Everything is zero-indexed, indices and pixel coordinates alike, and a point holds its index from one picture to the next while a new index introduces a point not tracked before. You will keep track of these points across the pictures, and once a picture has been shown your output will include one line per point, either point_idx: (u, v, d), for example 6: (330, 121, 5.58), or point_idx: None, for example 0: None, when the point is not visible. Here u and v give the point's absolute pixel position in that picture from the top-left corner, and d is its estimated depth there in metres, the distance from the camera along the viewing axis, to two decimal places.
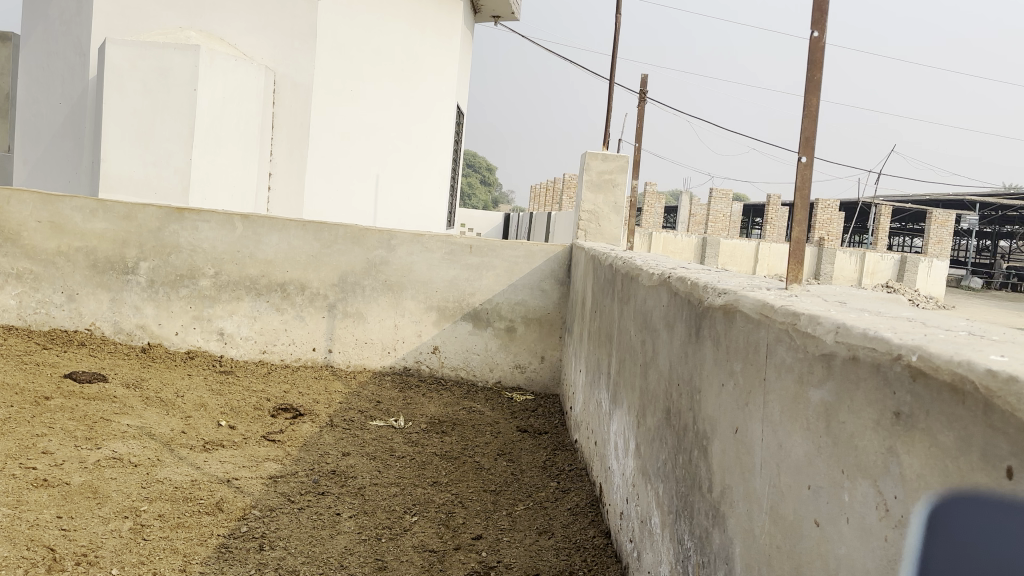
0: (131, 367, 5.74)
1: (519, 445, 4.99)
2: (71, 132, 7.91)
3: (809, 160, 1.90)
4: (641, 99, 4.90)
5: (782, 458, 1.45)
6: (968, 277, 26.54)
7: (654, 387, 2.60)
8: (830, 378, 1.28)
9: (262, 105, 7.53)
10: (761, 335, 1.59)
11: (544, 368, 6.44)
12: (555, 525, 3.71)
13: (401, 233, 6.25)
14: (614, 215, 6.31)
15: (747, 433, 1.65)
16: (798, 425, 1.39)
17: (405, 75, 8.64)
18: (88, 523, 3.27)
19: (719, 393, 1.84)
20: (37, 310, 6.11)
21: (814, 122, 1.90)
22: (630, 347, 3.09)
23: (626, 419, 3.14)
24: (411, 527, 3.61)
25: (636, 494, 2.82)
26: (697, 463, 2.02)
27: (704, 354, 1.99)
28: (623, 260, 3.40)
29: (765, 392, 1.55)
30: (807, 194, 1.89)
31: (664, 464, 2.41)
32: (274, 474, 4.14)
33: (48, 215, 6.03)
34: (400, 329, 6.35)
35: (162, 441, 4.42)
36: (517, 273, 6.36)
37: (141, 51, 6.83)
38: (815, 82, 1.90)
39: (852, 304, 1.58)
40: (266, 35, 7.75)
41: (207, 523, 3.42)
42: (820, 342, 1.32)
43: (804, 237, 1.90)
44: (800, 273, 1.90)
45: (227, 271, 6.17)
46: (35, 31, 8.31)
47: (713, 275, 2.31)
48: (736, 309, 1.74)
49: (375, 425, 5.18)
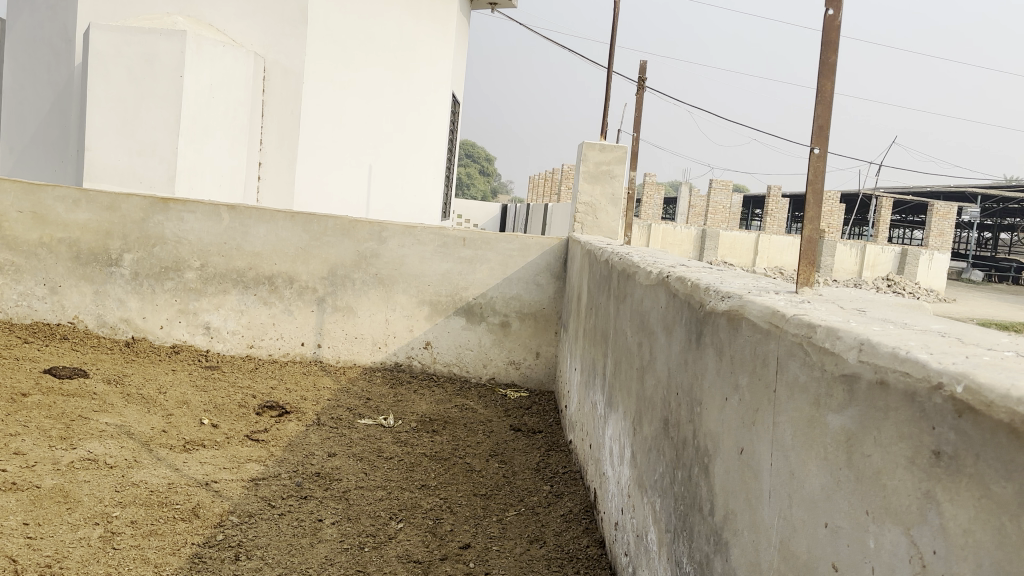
0: (113, 362, 5.56)
1: (511, 446, 4.83)
2: (57, 120, 7.71)
3: (822, 151, 1.73)
4: (640, 87, 4.71)
5: (794, 487, 1.29)
6: (968, 270, 26.47)
7: (651, 393, 2.43)
8: (852, 404, 1.12)
9: (250, 93, 7.34)
10: (770, 347, 1.42)
11: (539, 364, 6.27)
12: (548, 533, 3.55)
13: (392, 225, 6.07)
14: (611, 208, 6.14)
15: (752, 453, 1.48)
16: (814, 453, 1.22)
17: (399, 63, 8.43)
18: (56, 530, 3.11)
19: (722, 408, 1.67)
20: (18, 303, 5.93)
21: (828, 109, 1.73)
22: (625, 349, 2.92)
23: (621, 425, 2.97)
24: (396, 535, 3.45)
25: (632, 506, 2.66)
26: (697, 482, 1.86)
27: (705, 363, 1.82)
28: (620, 257, 3.23)
29: (774, 411, 1.38)
30: (820, 189, 1.72)
31: (661, 478, 2.24)
32: (255, 476, 3.97)
33: (29, 206, 5.84)
34: (391, 323, 6.18)
35: (140, 441, 4.25)
36: (512, 266, 6.19)
37: (126, 36, 6.62)
38: (829, 65, 1.73)
39: (872, 312, 1.41)
40: (256, 21, 7.54)
41: (181, 530, 3.26)
42: (841, 360, 1.15)
43: (816, 236, 1.73)
44: (813, 275, 1.73)
45: (214, 263, 6.00)
46: (21, 16, 8.09)
47: (715, 275, 2.14)
48: (742, 315, 1.57)
49: (364, 424, 5.01)
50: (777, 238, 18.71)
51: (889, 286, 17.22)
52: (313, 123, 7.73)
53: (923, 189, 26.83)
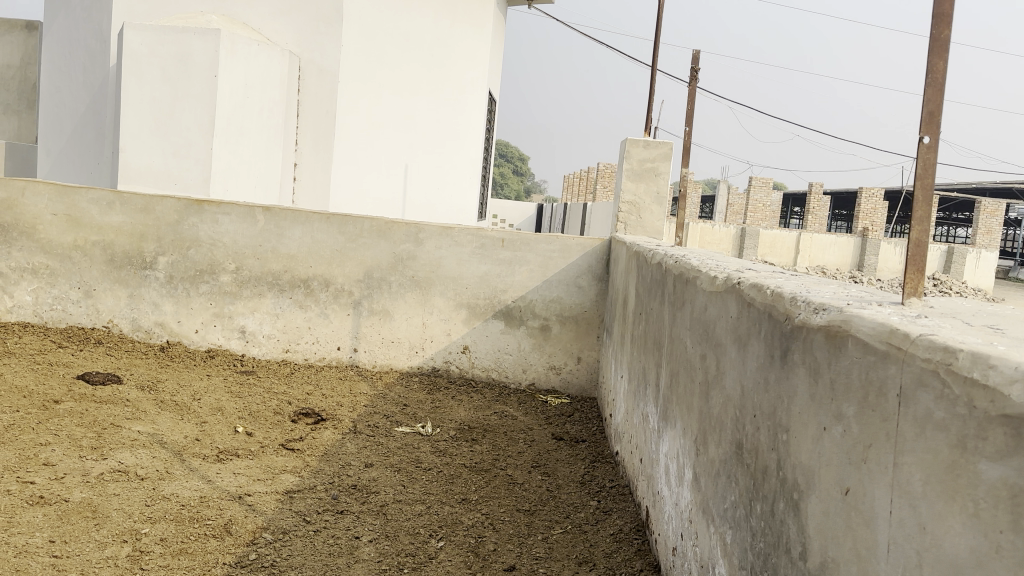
0: (147, 368, 5.46)
1: (555, 456, 4.62)
2: (93, 121, 7.67)
3: (933, 141, 1.49)
4: (690, 81, 4.47)
5: (926, 543, 1.06)
6: (1017, 269, 25.70)
7: (719, 412, 2.20)
8: (1019, 453, 0.90)
9: (285, 92, 7.25)
10: (889, 373, 1.19)
11: (581, 369, 6.05)
12: (597, 554, 3.34)
13: (429, 226, 5.90)
14: (656, 206, 5.89)
15: (863, 497, 1.26)
16: (955, 507, 1.00)
17: (436, 61, 8.26)
18: (83, 548, 2.98)
19: (817, 439, 1.45)
20: (53, 307, 5.86)
21: (938, 93, 1.50)
22: (685, 360, 2.69)
23: (679, 441, 2.75)
24: (437, 554, 3.26)
25: (695, 532, 2.44)
26: (783, 520, 1.63)
27: (794, 385, 1.59)
28: (676, 260, 3.01)
29: (895, 449, 1.16)
30: (929, 185, 1.50)
31: (733, 508, 2.01)
32: (290, 488, 3.82)
33: (64, 208, 5.79)
34: (428, 327, 6.01)
35: (173, 451, 4.12)
36: (552, 269, 5.98)
37: (160, 36, 6.53)
38: (942, 42, 1.50)
39: (1011, 332, 1.19)
40: (291, 19, 7.43)
41: (212, 549, 3.11)
42: (1000, 397, 0.93)
43: (925, 239, 1.50)
44: (921, 285, 1.51)
45: (249, 266, 5.88)
46: (58, 19, 8.07)
47: (795, 282, 1.91)
48: (847, 332, 1.35)
49: (401, 432, 4.84)
50: (819, 236, 18.27)
51: (936, 285, 16.69)
52: (349, 123, 7.60)
53: (968, 186, 26.05)
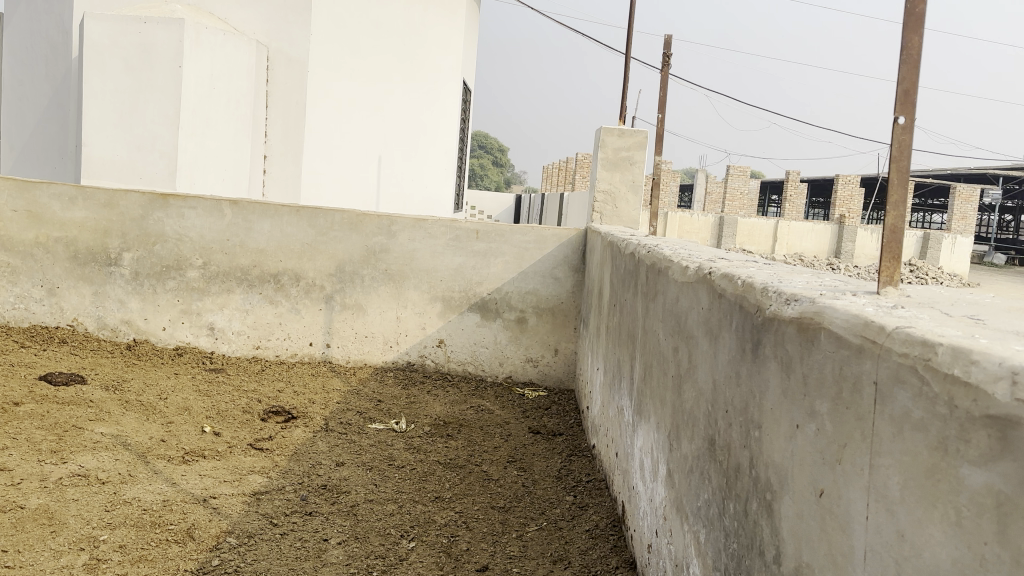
0: (113, 367, 5.32)
1: (531, 451, 4.54)
2: (56, 114, 7.47)
3: (908, 121, 1.42)
4: (662, 66, 4.39)
5: (905, 552, 0.98)
6: (991, 254, 26.03)
7: (691, 406, 2.13)
8: (1007, 458, 0.82)
9: (253, 83, 7.11)
10: (863, 368, 1.11)
11: (558, 362, 5.97)
12: (573, 551, 3.27)
13: (402, 218, 5.79)
14: (631, 195, 5.82)
15: (838, 499, 1.18)
16: (935, 513, 0.93)
17: (408, 49, 8.06)
18: (38, 558, 2.86)
19: (791, 436, 1.37)
20: (15, 306, 5.69)
21: (913, 71, 1.42)
22: (658, 353, 2.61)
23: (653, 436, 2.68)
24: (408, 556, 3.17)
25: (669, 530, 2.37)
26: (756, 521, 1.56)
27: (765, 380, 1.51)
28: (648, 250, 2.93)
29: (870, 450, 1.08)
30: (904, 168, 1.42)
31: (706, 507, 1.94)
32: (258, 490, 3.71)
33: (24, 204, 5.61)
34: (402, 321, 5.90)
35: (137, 453, 3.99)
36: (527, 260, 5.89)
37: (122, 26, 6.35)
38: (917, 15, 1.42)
39: (994, 323, 1.11)
40: (258, 8, 7.29)
41: (174, 555, 3.00)
42: (984, 396, 0.85)
43: (901, 225, 1.43)
44: (896, 272, 1.44)
45: (217, 262, 5.74)
46: (18, 10, 7.83)
47: (768, 272, 1.83)
48: (820, 325, 1.27)
49: (374, 429, 4.74)
50: (796, 224, 18.31)
51: (912, 270, 16.80)
52: (319, 113, 7.50)
53: (943, 172, 26.25)
